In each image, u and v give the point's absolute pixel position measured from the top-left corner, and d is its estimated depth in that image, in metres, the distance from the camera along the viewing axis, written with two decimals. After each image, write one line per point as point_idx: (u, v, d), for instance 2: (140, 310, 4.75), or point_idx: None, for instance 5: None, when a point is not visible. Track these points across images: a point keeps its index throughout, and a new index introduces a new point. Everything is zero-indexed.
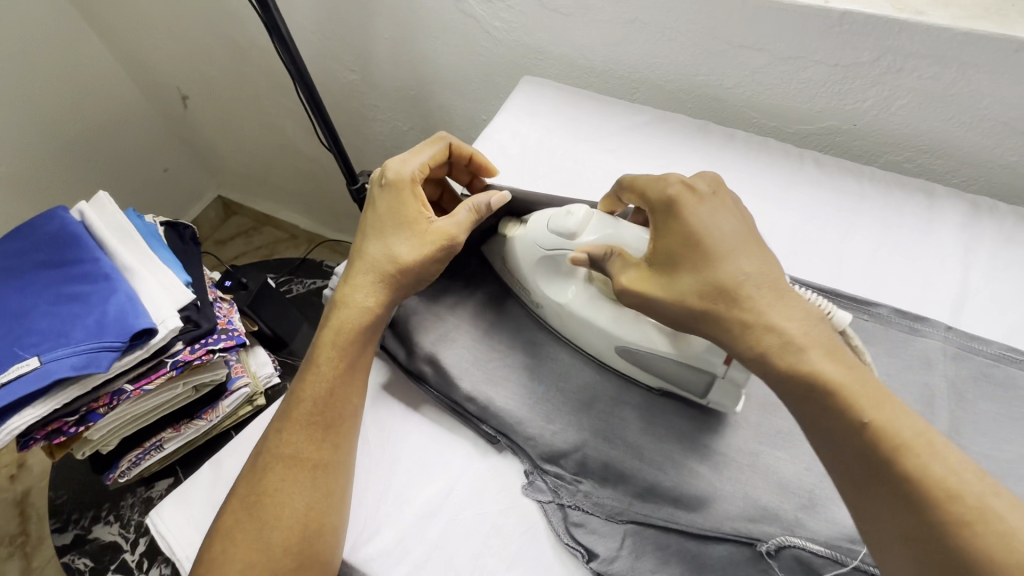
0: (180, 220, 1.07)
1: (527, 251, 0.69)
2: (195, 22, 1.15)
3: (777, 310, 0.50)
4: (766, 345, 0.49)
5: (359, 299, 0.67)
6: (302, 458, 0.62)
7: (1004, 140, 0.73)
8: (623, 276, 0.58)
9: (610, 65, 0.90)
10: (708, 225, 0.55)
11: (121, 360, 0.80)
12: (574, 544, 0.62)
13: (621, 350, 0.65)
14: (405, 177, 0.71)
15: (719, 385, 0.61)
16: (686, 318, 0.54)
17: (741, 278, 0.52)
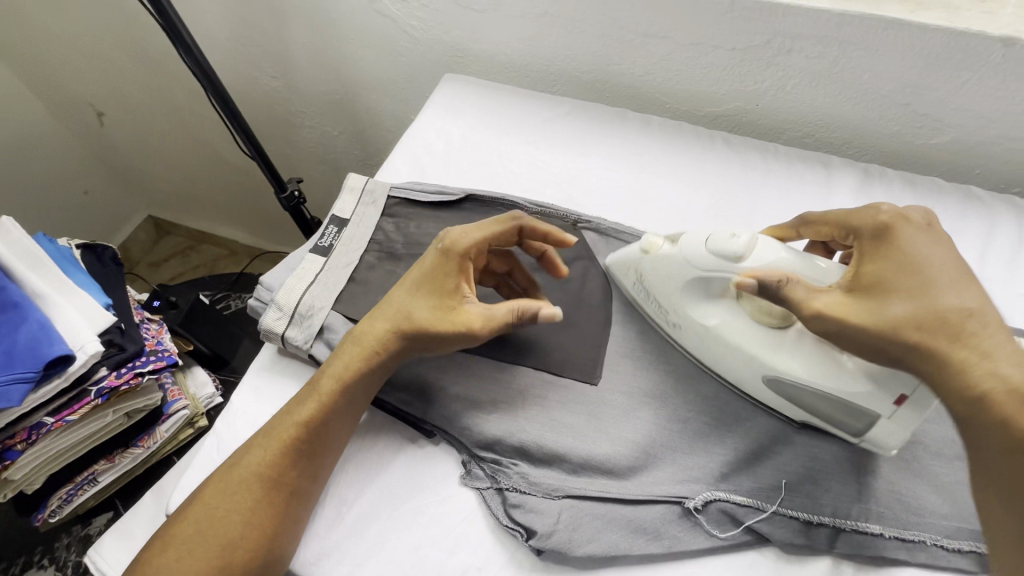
0: (99, 242, 0.94)
1: (673, 269, 0.54)
2: (110, 43, 1.22)
3: (1003, 350, 0.41)
4: (985, 386, 0.40)
5: (368, 352, 0.53)
6: (242, 510, 0.48)
7: (886, 112, 0.72)
8: (819, 298, 0.47)
9: (528, 60, 0.85)
10: (925, 256, 0.46)
11: (36, 392, 0.69)
12: (511, 524, 0.50)
13: (771, 382, 0.51)
14: (463, 248, 0.55)
15: (881, 423, 0.48)
16: (887, 351, 0.44)
17: (967, 313, 0.42)
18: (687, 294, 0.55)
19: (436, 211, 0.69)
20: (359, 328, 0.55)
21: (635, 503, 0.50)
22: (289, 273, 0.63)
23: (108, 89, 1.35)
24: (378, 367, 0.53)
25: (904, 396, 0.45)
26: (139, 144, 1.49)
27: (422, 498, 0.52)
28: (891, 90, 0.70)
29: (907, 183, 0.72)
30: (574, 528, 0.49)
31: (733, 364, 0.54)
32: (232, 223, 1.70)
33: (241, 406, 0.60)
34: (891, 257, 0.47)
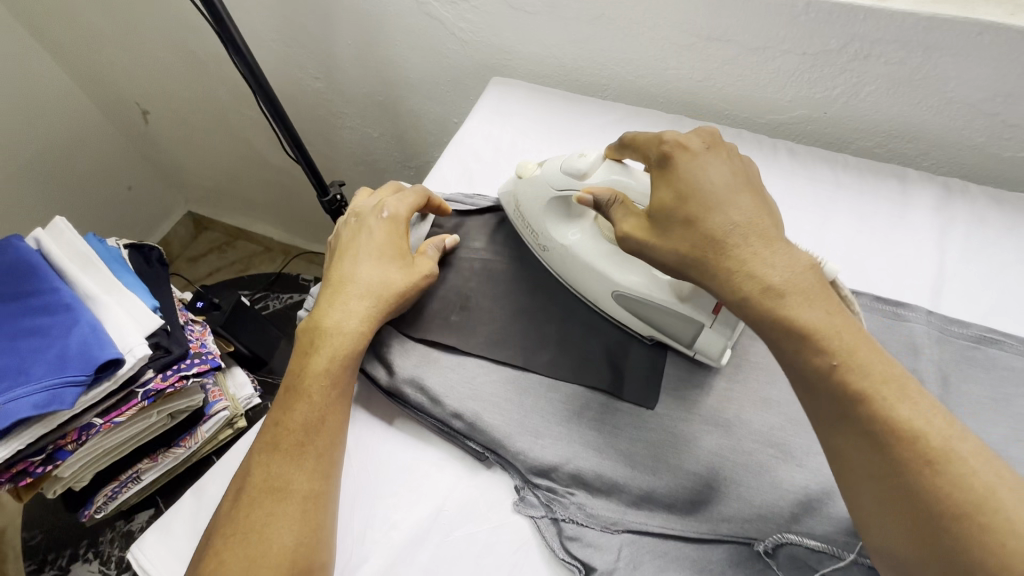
0: (146, 242, 0.94)
1: (538, 190, 0.61)
2: (157, 43, 1.23)
3: (766, 255, 0.43)
4: (746, 288, 0.42)
5: (340, 328, 0.54)
6: (270, 528, 0.46)
7: (972, 122, 0.67)
8: (623, 223, 0.50)
9: (580, 63, 0.82)
10: (698, 178, 0.47)
11: (87, 394, 0.69)
12: (569, 557, 0.47)
13: (617, 297, 0.57)
14: (399, 211, 0.60)
15: (706, 331, 0.53)
16: (679, 270, 0.46)
17: (731, 229, 0.44)
18: (550, 214, 0.61)
19: (484, 220, 0.68)
20: (320, 314, 0.55)
21: (700, 542, 0.48)
22: None
23: (154, 89, 1.37)
24: (355, 340, 0.54)
25: (720, 304, 0.52)
26: (181, 142, 1.52)
27: (473, 525, 0.50)
28: (980, 99, 0.65)
29: (993, 200, 0.67)
30: (635, 566, 0.47)
31: (583, 277, 0.59)
32: (269, 221, 1.72)
33: None
34: (671, 185, 0.48)
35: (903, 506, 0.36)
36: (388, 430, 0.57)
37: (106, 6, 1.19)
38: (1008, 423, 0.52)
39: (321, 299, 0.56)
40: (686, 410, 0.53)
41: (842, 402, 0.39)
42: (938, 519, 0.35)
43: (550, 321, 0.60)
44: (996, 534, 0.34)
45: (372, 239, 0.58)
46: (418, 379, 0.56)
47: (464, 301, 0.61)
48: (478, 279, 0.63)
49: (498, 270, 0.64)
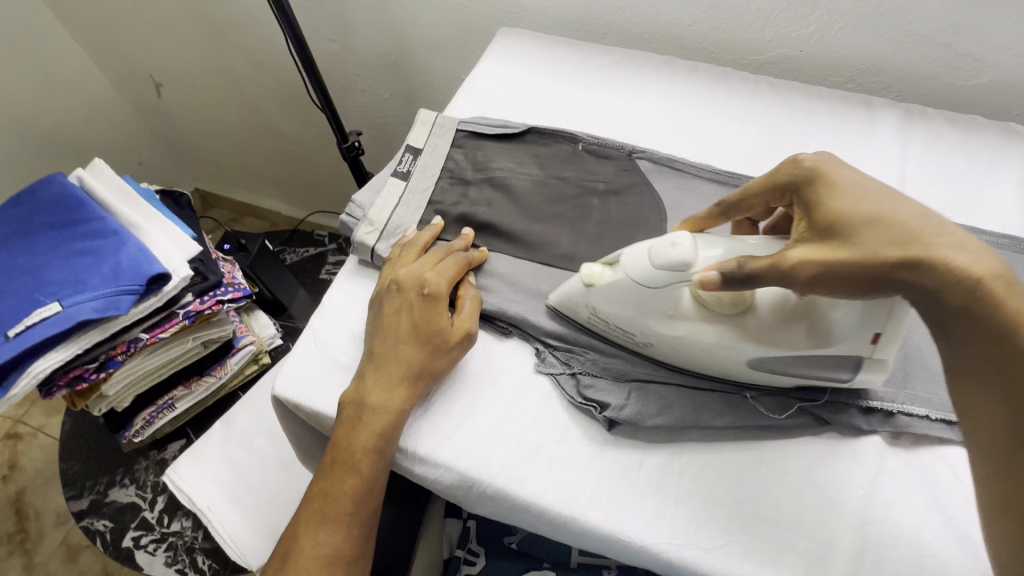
0: (176, 189, 1.01)
1: (625, 296, 0.52)
2: (175, 13, 1.29)
3: (962, 241, 0.40)
4: (977, 272, 0.38)
5: (396, 361, 0.54)
6: (351, 498, 0.53)
7: (928, 53, 0.76)
8: (793, 252, 0.44)
9: (580, 13, 0.90)
10: (856, 182, 0.45)
11: (137, 306, 0.75)
12: (585, 401, 0.55)
13: (756, 363, 0.52)
14: (435, 280, 0.57)
15: (866, 361, 0.50)
16: (874, 279, 0.42)
17: (927, 222, 0.41)
18: (642, 313, 0.52)
19: (501, 143, 0.74)
20: (359, 398, 0.53)
21: (695, 388, 0.56)
22: (378, 194, 0.68)
23: (168, 59, 1.42)
24: (413, 375, 0.54)
25: (879, 332, 0.48)
26: (193, 114, 1.57)
27: (501, 382, 0.57)
28: (934, 30, 0.74)
29: (948, 121, 0.75)
30: (643, 404, 0.54)
31: (717, 360, 0.53)
32: (276, 193, 1.77)
33: (331, 306, 0.64)
34: (838, 189, 0.45)
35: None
36: None
37: None
38: None
39: (357, 382, 0.55)
40: None
41: None
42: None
43: (563, 222, 0.67)
44: None
45: (409, 312, 0.56)
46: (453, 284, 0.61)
47: (484, 210, 0.68)
48: (497, 189, 0.70)
49: (514, 182, 0.70)
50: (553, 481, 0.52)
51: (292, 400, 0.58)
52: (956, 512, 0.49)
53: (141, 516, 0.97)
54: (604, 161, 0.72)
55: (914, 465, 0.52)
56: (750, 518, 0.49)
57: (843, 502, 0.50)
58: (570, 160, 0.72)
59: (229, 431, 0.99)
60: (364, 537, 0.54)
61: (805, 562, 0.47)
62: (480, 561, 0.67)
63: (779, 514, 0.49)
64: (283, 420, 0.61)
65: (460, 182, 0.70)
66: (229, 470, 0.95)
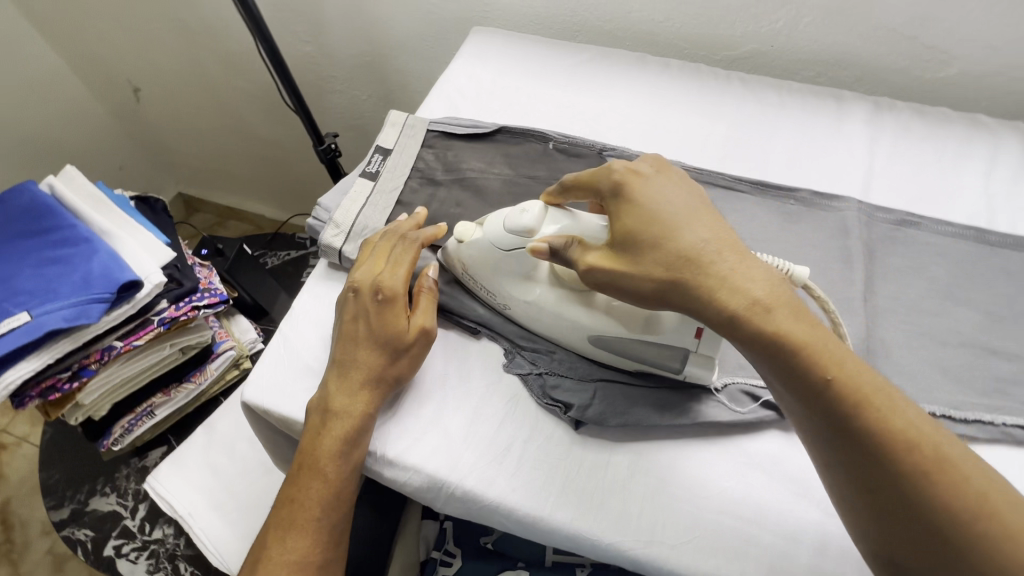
0: (151, 194, 1.00)
1: (485, 254, 0.56)
2: (150, 17, 1.28)
3: (742, 269, 0.42)
4: (734, 305, 0.41)
5: (358, 365, 0.54)
6: (318, 502, 0.53)
7: (895, 46, 0.77)
8: (589, 255, 0.47)
9: (553, 12, 0.90)
10: (657, 201, 0.46)
11: (109, 314, 0.75)
12: (551, 402, 0.55)
13: (594, 340, 0.55)
14: (390, 279, 0.56)
15: (692, 357, 0.53)
16: (655, 296, 0.44)
17: (702, 245, 0.43)
18: (499, 276, 0.57)
19: (472, 143, 0.74)
20: (323, 403, 0.53)
21: (661, 385, 0.56)
22: (345, 196, 0.68)
23: (144, 63, 1.41)
24: (375, 379, 0.54)
25: (701, 327, 0.51)
26: (172, 118, 1.56)
27: (470, 383, 0.58)
28: (901, 23, 0.74)
29: (916, 113, 0.76)
30: (609, 403, 0.55)
31: (561, 331, 0.57)
32: (259, 196, 1.76)
33: (301, 310, 0.63)
34: (634, 207, 0.46)
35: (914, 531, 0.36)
36: None
37: None
38: (922, 284, 0.61)
39: (320, 388, 0.55)
40: None
41: (830, 420, 0.38)
42: (944, 542, 0.35)
43: None
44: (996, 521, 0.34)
45: (365, 315, 0.55)
46: None
47: (454, 211, 0.68)
48: (467, 189, 0.69)
49: (485, 181, 0.70)
50: (520, 482, 0.52)
51: (261, 406, 0.58)
52: None
53: (123, 524, 0.97)
54: (574, 160, 0.72)
55: None
56: (716, 514, 0.50)
57: (807, 496, 0.50)
58: (540, 158, 0.72)
59: (210, 437, 0.98)
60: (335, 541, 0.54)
61: (769, 556, 0.48)
62: (456, 562, 0.67)
63: (744, 508, 0.50)
64: (255, 425, 0.61)
65: (430, 183, 0.70)
66: (210, 476, 0.95)
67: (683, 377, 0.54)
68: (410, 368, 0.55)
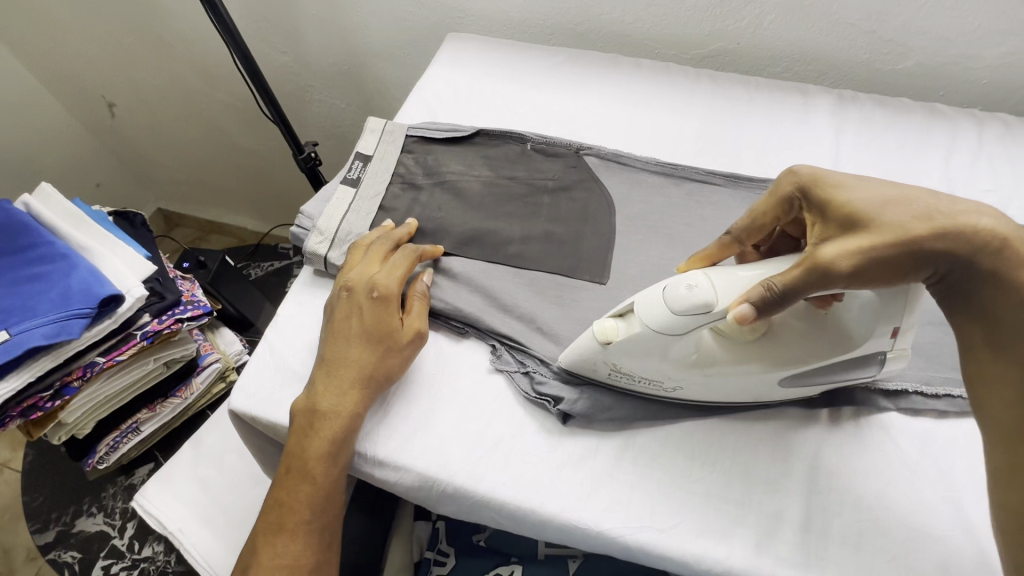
0: (129, 209, 0.99)
1: (649, 342, 0.49)
2: (124, 32, 1.27)
3: (969, 212, 0.42)
4: (1004, 233, 0.41)
5: (349, 364, 0.55)
6: (308, 505, 0.53)
7: (855, 41, 0.80)
8: (826, 249, 0.42)
9: (526, 16, 0.92)
10: (858, 179, 0.45)
11: (91, 330, 0.74)
12: (539, 396, 0.56)
13: (790, 380, 0.50)
14: (386, 282, 0.58)
15: (890, 356, 0.50)
16: (913, 262, 0.41)
17: (942, 199, 0.42)
18: (669, 355, 0.50)
19: (451, 147, 0.75)
20: (313, 403, 0.54)
21: None
22: (328, 203, 0.68)
23: (120, 77, 1.39)
24: (366, 376, 0.54)
25: (898, 324, 0.48)
26: (149, 133, 1.54)
27: (456, 382, 0.58)
28: (858, 18, 0.77)
29: (877, 104, 0.79)
30: (596, 395, 0.55)
31: (748, 386, 0.51)
32: (240, 208, 1.75)
33: (286, 317, 0.64)
34: (841, 187, 0.45)
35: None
36: None
37: None
38: None
39: (311, 387, 0.55)
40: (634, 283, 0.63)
41: None
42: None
43: (514, 220, 0.68)
44: None
45: (361, 316, 0.56)
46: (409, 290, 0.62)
47: (436, 214, 0.68)
48: (448, 192, 0.70)
49: (466, 184, 0.71)
50: (509, 476, 0.53)
51: (249, 413, 0.58)
52: (895, 476, 0.51)
53: (111, 544, 0.95)
54: (553, 159, 0.74)
55: (857, 433, 0.54)
56: (702, 497, 0.51)
57: (789, 474, 0.52)
58: (519, 159, 0.74)
59: (198, 451, 0.97)
60: (326, 542, 0.55)
61: (755, 533, 0.49)
62: (450, 561, 0.68)
63: (729, 491, 0.51)
64: (243, 433, 0.61)
65: (412, 188, 0.71)
66: (200, 491, 0.94)
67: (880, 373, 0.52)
68: (403, 369, 0.57)
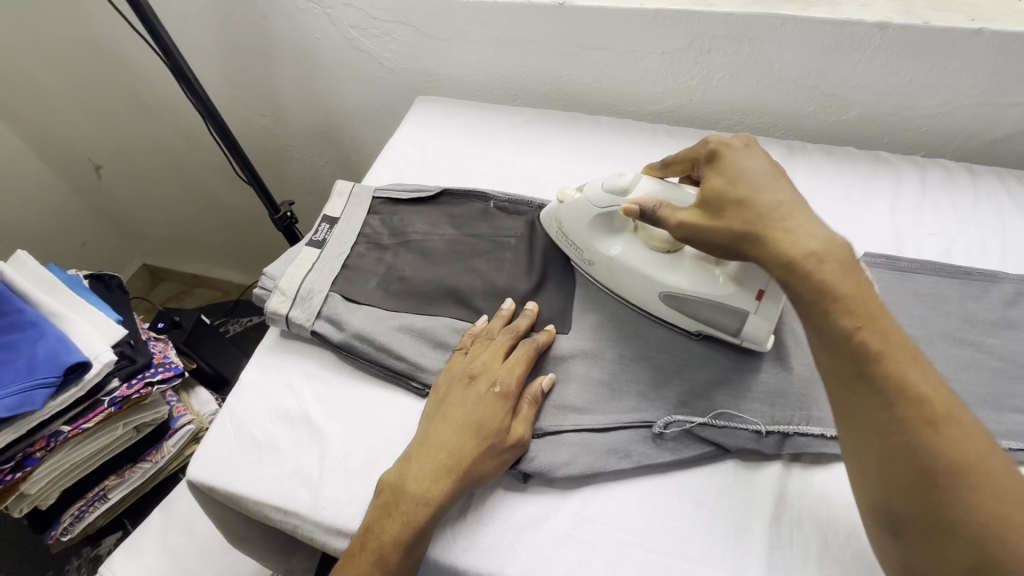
0: (105, 272, 1.01)
1: (581, 213, 0.65)
2: (113, 101, 1.33)
3: (805, 225, 0.47)
4: (794, 251, 0.46)
5: (449, 450, 0.52)
6: None
7: (799, 95, 0.84)
8: (681, 213, 0.54)
9: (490, 78, 0.97)
10: (743, 168, 0.53)
11: (55, 399, 0.73)
12: None
13: (665, 297, 0.60)
14: (504, 380, 0.56)
15: (751, 320, 0.57)
16: (733, 246, 0.50)
17: (778, 206, 0.49)
18: (597, 228, 0.64)
19: (416, 206, 0.77)
20: (400, 479, 0.52)
21: (605, 431, 0.57)
22: (291, 264, 0.69)
23: (108, 143, 1.44)
24: (459, 471, 0.51)
25: (763, 288, 0.55)
26: (135, 194, 1.57)
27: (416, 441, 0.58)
28: (799, 76, 0.82)
29: (825, 154, 0.83)
30: (553, 452, 0.55)
31: (634, 287, 0.63)
32: (224, 262, 1.77)
33: (249, 382, 0.64)
34: (722, 172, 0.54)
35: (906, 469, 0.39)
36: (341, 376, 0.63)
37: (61, 71, 1.27)
38: None
39: (403, 461, 0.53)
40: (592, 335, 0.64)
41: (849, 362, 0.42)
42: (933, 477, 0.38)
43: (477, 276, 0.69)
44: (979, 491, 0.37)
45: (468, 406, 0.55)
46: (371, 353, 0.62)
47: (401, 273, 0.70)
48: (412, 251, 0.72)
49: (430, 242, 0.73)
50: (468, 540, 0.52)
51: (207, 483, 0.57)
52: (857, 527, 0.51)
53: None
54: (514, 215, 0.76)
55: (815, 485, 0.54)
56: (664, 556, 0.50)
57: (751, 530, 0.51)
58: (482, 215, 0.76)
59: (168, 517, 0.95)
60: None
61: None
62: None
63: (690, 549, 0.51)
64: (204, 503, 0.60)
65: (378, 248, 0.73)
66: (167, 560, 0.91)
67: (742, 340, 0.58)
68: (497, 473, 0.53)
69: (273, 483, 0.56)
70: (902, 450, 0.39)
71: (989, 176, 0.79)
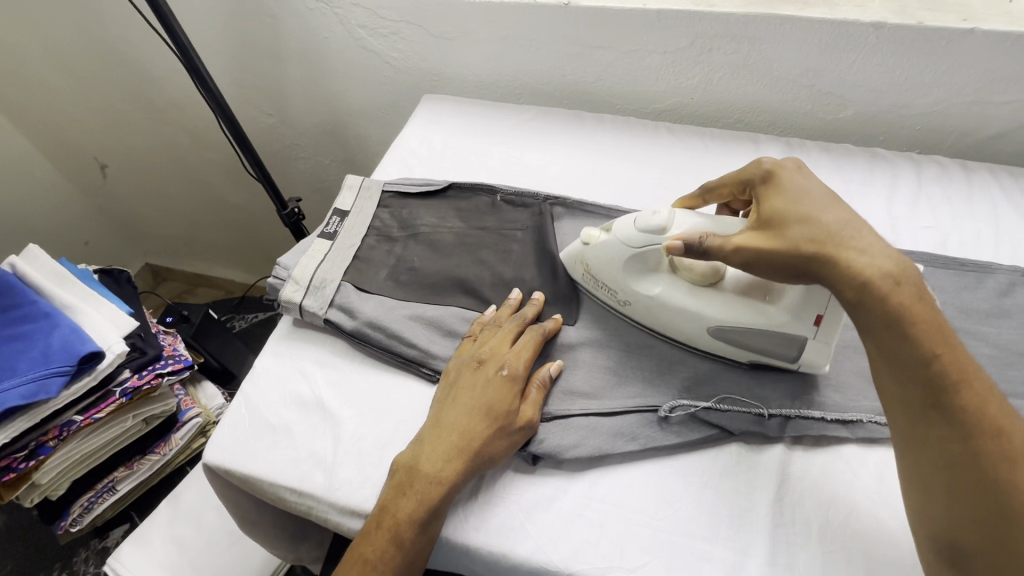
0: (115, 266, 1.02)
1: (612, 254, 0.61)
2: (120, 100, 1.34)
3: (875, 245, 0.46)
4: (868, 270, 0.45)
5: (460, 431, 0.54)
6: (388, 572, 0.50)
7: (797, 93, 0.87)
8: (736, 236, 0.52)
9: (495, 77, 0.99)
10: (803, 188, 0.52)
11: (68, 388, 0.74)
12: None
13: (715, 331, 0.58)
14: (512, 363, 0.58)
15: (810, 346, 0.55)
16: (799, 267, 0.48)
17: (844, 224, 0.48)
18: (630, 269, 0.61)
19: (424, 200, 0.79)
20: (414, 460, 0.53)
21: (612, 415, 0.58)
22: (303, 254, 0.71)
23: (115, 143, 1.46)
24: (470, 451, 0.52)
25: (820, 314, 0.54)
26: (140, 193, 1.59)
27: None
28: (797, 74, 0.84)
29: (823, 150, 0.85)
30: (562, 435, 0.57)
31: (681, 325, 0.60)
32: (228, 262, 1.78)
33: (263, 369, 0.65)
34: (782, 193, 0.53)
35: (974, 497, 0.39)
36: (353, 364, 0.65)
37: (70, 70, 1.29)
38: None
39: (416, 443, 0.54)
40: (599, 324, 0.65)
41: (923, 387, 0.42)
42: (1006, 511, 0.38)
43: (485, 267, 0.71)
44: None
45: (478, 388, 0.56)
46: (383, 340, 0.64)
47: (411, 265, 0.71)
48: (421, 243, 0.74)
49: (438, 235, 0.75)
50: (480, 519, 0.54)
51: (223, 466, 0.59)
52: (857, 506, 0.53)
53: None
54: (521, 209, 0.77)
55: (816, 467, 0.55)
56: (670, 535, 0.52)
57: (754, 509, 0.53)
58: (489, 208, 0.78)
59: (176, 509, 0.96)
60: None
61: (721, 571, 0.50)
62: None
63: (695, 527, 0.52)
64: (217, 486, 0.62)
65: (388, 240, 0.74)
66: (175, 551, 0.92)
67: (799, 365, 0.57)
68: (507, 454, 0.55)
69: (287, 466, 0.58)
70: (975, 480, 0.39)
71: (982, 172, 0.81)
